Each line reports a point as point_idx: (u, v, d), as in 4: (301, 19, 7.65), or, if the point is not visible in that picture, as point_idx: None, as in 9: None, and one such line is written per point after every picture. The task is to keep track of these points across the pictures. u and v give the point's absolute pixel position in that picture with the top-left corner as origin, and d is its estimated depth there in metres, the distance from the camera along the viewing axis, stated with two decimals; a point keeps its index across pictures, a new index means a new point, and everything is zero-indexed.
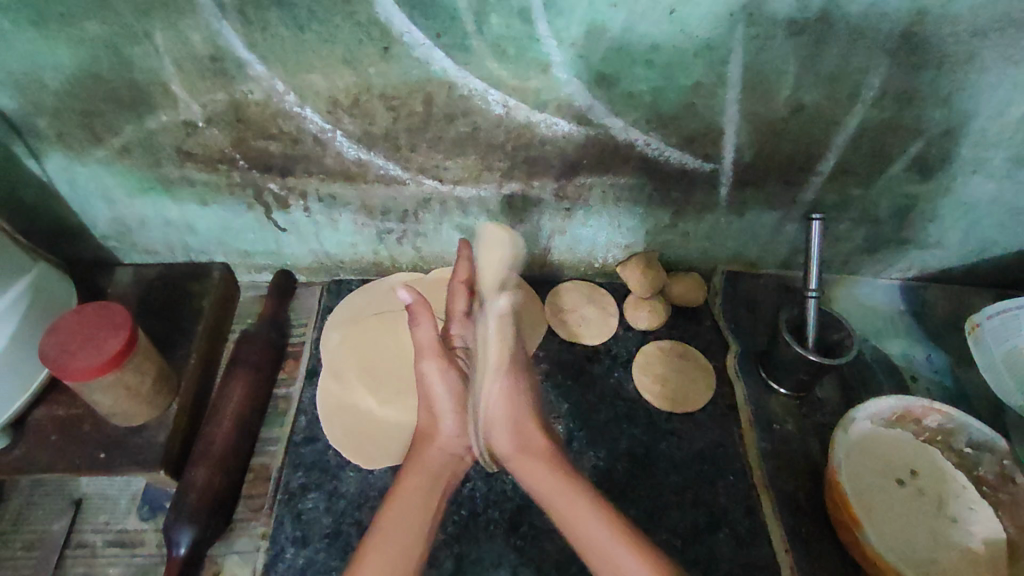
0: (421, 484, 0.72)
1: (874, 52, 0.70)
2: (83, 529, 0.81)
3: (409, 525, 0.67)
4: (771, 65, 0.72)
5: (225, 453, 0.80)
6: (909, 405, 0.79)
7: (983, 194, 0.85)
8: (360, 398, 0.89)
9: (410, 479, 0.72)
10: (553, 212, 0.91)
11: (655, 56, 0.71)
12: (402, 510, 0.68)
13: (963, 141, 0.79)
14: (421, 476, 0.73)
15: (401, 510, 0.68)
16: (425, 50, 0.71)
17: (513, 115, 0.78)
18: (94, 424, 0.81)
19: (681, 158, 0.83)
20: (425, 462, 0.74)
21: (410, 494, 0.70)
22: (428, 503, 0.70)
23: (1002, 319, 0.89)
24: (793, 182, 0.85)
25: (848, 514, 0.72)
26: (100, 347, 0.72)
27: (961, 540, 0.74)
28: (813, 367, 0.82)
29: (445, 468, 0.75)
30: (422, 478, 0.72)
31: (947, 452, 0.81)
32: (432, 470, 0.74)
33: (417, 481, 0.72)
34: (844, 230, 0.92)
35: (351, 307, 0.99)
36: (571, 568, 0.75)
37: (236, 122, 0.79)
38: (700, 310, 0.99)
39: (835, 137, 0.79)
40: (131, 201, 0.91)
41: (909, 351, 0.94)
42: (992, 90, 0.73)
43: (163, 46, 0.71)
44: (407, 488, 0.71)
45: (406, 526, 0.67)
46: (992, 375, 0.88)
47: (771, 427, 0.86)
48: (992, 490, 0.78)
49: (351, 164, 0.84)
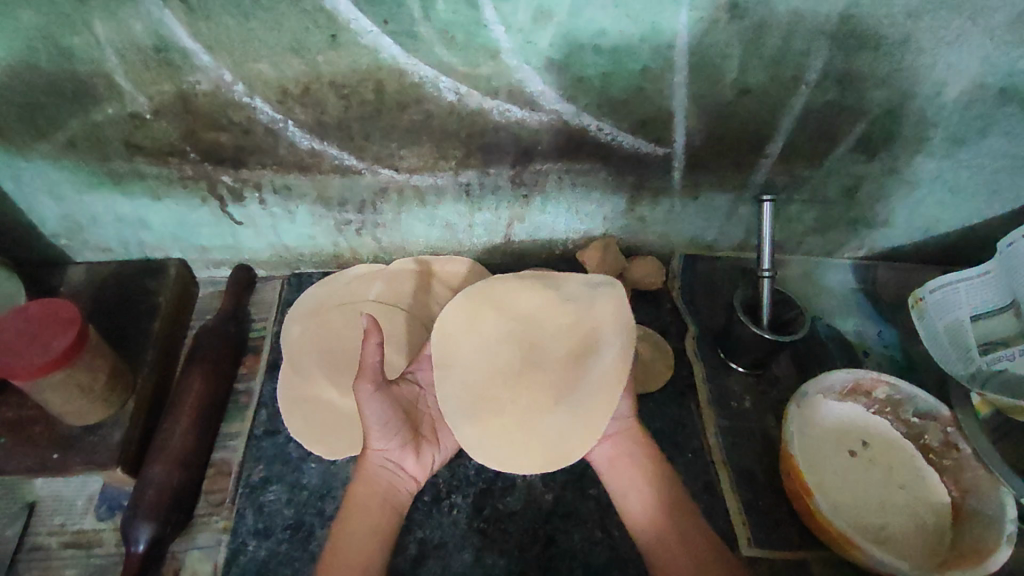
0: (366, 493, 0.68)
1: (814, 36, 0.72)
2: (38, 532, 0.80)
3: (364, 551, 0.64)
4: (716, 49, 0.73)
5: (183, 449, 0.79)
6: (858, 377, 0.82)
7: (925, 173, 0.88)
8: (323, 390, 0.86)
9: (361, 493, 0.68)
10: (511, 199, 0.92)
11: (602, 41, 0.72)
12: (356, 529, 0.66)
13: (904, 121, 0.81)
14: (366, 490, 0.68)
15: (353, 526, 0.66)
16: (372, 38, 0.71)
17: (465, 102, 0.78)
18: (47, 426, 0.80)
19: (634, 142, 0.84)
20: (366, 476, 0.69)
21: (357, 513, 0.67)
22: (373, 521, 0.66)
23: (943, 293, 0.91)
24: (744, 164, 0.87)
25: (799, 481, 0.74)
26: (48, 346, 0.70)
27: (909, 505, 0.76)
28: (768, 346, 0.84)
29: (386, 479, 0.70)
30: (366, 492, 0.68)
31: (895, 421, 0.83)
32: (373, 482, 0.69)
33: (363, 492, 0.68)
34: (796, 212, 0.95)
35: (314, 299, 0.96)
36: (534, 547, 0.76)
37: (185, 114, 0.78)
38: (660, 294, 1.00)
39: (782, 120, 0.81)
40: (80, 197, 0.89)
41: (862, 328, 0.97)
42: (928, 70, 0.75)
43: (105, 35, 0.70)
44: (358, 505, 0.67)
45: (363, 551, 0.64)
46: (934, 347, 0.90)
47: (729, 404, 0.89)
48: (937, 457, 0.81)
49: (305, 155, 0.84)
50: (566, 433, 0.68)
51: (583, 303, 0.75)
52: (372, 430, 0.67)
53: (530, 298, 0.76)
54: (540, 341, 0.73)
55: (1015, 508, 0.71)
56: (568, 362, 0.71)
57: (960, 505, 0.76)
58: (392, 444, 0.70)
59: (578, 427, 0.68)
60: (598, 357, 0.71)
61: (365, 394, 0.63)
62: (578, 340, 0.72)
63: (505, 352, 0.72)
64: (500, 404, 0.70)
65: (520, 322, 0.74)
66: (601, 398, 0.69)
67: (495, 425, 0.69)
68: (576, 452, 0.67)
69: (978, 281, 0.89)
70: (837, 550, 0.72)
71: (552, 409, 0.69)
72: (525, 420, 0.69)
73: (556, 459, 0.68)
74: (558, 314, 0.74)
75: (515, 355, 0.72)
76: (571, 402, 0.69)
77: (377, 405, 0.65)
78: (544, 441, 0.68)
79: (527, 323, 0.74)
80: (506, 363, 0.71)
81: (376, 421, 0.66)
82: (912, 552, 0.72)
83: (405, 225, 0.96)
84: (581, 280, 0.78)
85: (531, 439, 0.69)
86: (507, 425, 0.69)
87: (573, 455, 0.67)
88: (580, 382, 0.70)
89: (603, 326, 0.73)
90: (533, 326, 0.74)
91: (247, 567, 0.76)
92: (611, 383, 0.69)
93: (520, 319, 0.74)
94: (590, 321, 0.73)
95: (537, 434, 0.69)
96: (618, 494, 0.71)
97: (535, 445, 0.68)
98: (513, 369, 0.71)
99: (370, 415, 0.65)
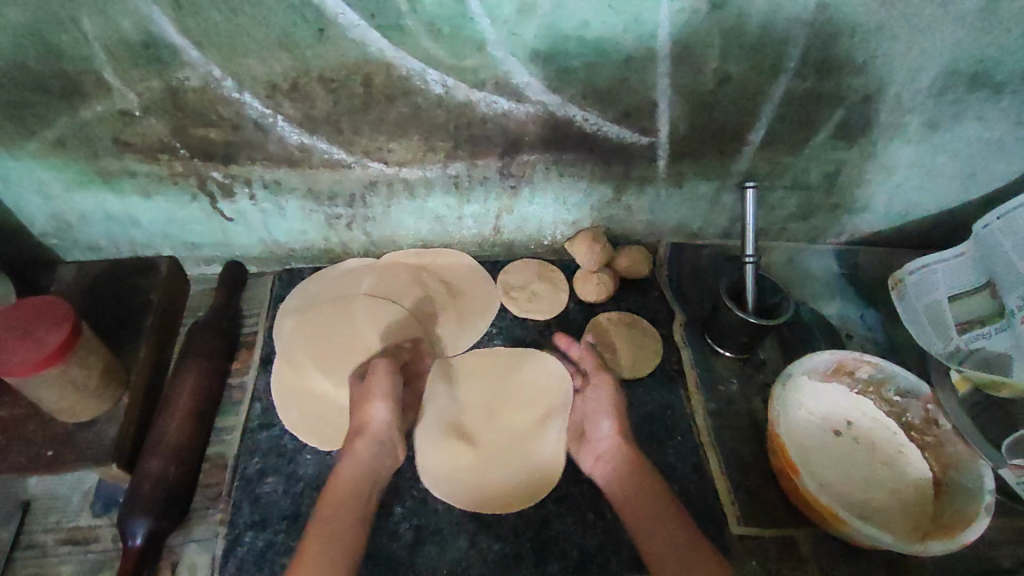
0: (356, 475, 0.73)
1: (792, 24, 0.74)
2: (34, 530, 0.80)
3: (344, 524, 0.68)
4: (697, 39, 0.75)
5: (179, 443, 0.80)
6: (841, 358, 0.84)
7: (902, 158, 0.90)
8: (317, 382, 0.88)
9: (345, 470, 0.73)
10: (499, 191, 0.93)
11: (586, 33, 0.73)
12: (339, 509, 0.69)
13: (881, 107, 0.83)
14: (358, 471, 0.73)
15: (338, 507, 0.70)
16: (359, 32, 0.72)
17: (453, 94, 0.79)
18: (40, 423, 0.80)
19: (619, 132, 0.85)
20: (356, 457, 0.74)
21: (338, 492, 0.71)
22: (352, 501, 0.70)
23: (921, 274, 0.94)
24: (727, 152, 0.89)
25: (786, 460, 0.76)
26: (41, 342, 0.70)
27: (893, 481, 0.78)
28: (753, 330, 0.86)
29: (377, 462, 0.75)
30: (353, 474, 0.73)
31: (879, 401, 0.85)
32: (364, 464, 0.74)
33: (353, 473, 0.73)
34: (778, 198, 0.97)
35: (304, 294, 0.99)
36: (528, 531, 0.77)
37: (174, 110, 0.79)
38: (647, 282, 1.02)
39: (762, 108, 0.83)
40: (69, 195, 0.89)
41: (845, 311, 0.99)
42: (902, 57, 0.77)
43: (92, 32, 0.70)
44: (340, 483, 0.72)
45: (339, 526, 0.68)
46: (915, 328, 0.93)
47: (716, 388, 0.90)
48: (919, 434, 0.82)
49: (294, 150, 0.84)
50: (510, 488, 0.80)
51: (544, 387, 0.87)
52: (375, 401, 0.77)
53: (501, 370, 0.90)
54: (505, 417, 0.84)
55: (994, 479, 0.73)
56: (527, 435, 0.83)
57: (942, 480, 0.78)
58: (391, 423, 0.77)
59: (519, 488, 0.80)
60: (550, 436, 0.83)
61: (380, 370, 0.80)
62: (535, 421, 0.84)
63: (475, 418, 0.84)
64: (467, 453, 0.81)
65: (493, 393, 0.87)
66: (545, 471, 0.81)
67: (459, 468, 0.81)
68: (514, 503, 0.79)
69: (955, 263, 0.91)
70: (823, 525, 0.74)
71: (507, 467, 0.81)
72: (482, 471, 0.81)
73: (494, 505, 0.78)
74: (524, 392, 0.87)
75: (481, 422, 0.84)
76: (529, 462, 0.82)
77: (388, 383, 0.79)
78: (490, 488, 0.80)
79: (497, 399, 0.86)
80: (477, 426, 0.84)
81: (382, 392, 0.78)
82: (899, 525, 0.74)
83: (395, 219, 0.97)
84: (545, 367, 0.89)
85: (477, 483, 0.80)
86: (472, 466, 0.81)
87: (505, 507, 0.78)
88: (532, 453, 0.82)
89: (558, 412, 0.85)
90: (502, 402, 0.86)
91: (245, 558, 0.76)
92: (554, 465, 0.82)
93: (494, 385, 0.88)
94: (552, 402, 0.86)
95: (489, 480, 0.80)
96: (622, 501, 0.73)
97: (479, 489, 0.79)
98: (479, 431, 0.83)
99: (379, 383, 0.79)
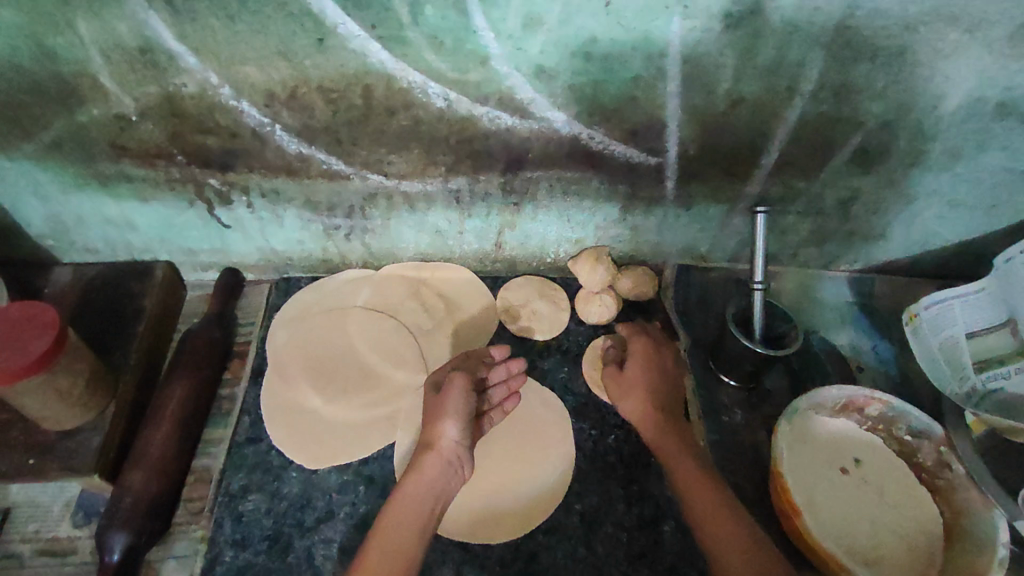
0: (420, 492, 0.68)
1: (809, 46, 0.70)
2: (12, 539, 0.78)
3: (408, 531, 0.65)
4: (709, 59, 0.72)
5: (164, 456, 0.78)
6: (851, 394, 0.80)
7: (922, 187, 0.86)
8: (307, 397, 0.87)
9: (410, 483, 0.69)
10: (501, 207, 0.91)
11: (593, 49, 0.71)
12: (399, 523, 0.65)
13: (900, 134, 0.80)
14: (421, 489, 0.69)
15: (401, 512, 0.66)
16: (360, 42, 0.69)
17: (455, 108, 0.77)
18: (24, 430, 0.79)
19: (626, 152, 0.83)
20: (424, 473, 0.70)
21: (405, 502, 0.67)
22: (419, 513, 0.67)
23: (938, 310, 0.89)
24: (738, 175, 0.86)
25: (787, 503, 0.72)
26: (26, 348, 0.68)
27: (902, 527, 0.75)
28: (758, 360, 0.82)
29: (443, 482, 0.70)
30: (419, 488, 0.69)
31: (890, 440, 0.81)
32: (430, 480, 0.70)
33: (418, 490, 0.68)
34: (791, 223, 0.93)
35: (299, 304, 0.97)
36: (516, 564, 0.74)
37: (171, 116, 0.77)
38: (652, 304, 0.99)
39: (776, 131, 0.80)
40: (65, 198, 0.88)
41: (858, 343, 0.95)
42: (924, 83, 0.74)
43: (89, 35, 0.69)
44: (407, 493, 0.68)
45: (403, 536, 0.64)
46: (929, 366, 0.88)
47: (720, 419, 0.87)
48: (930, 476, 0.79)
49: (293, 159, 0.83)
50: (500, 517, 0.77)
51: (543, 416, 0.85)
52: (448, 420, 0.73)
53: None
54: (500, 444, 0.82)
55: (1008, 530, 0.69)
56: (520, 465, 0.81)
57: (953, 527, 0.74)
58: (461, 444, 0.73)
59: (508, 518, 0.77)
60: (545, 469, 0.81)
61: (456, 386, 0.76)
62: (532, 451, 0.82)
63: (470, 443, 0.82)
64: None
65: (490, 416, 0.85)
66: (536, 502, 0.79)
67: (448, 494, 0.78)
68: (501, 533, 0.76)
69: (973, 299, 0.87)
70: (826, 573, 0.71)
71: (498, 495, 0.79)
72: (472, 498, 0.78)
73: (481, 535, 0.76)
74: (520, 418, 0.85)
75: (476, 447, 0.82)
76: (521, 492, 0.79)
77: (460, 402, 0.75)
78: (478, 515, 0.77)
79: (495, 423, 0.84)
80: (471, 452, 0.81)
81: (454, 411, 0.74)
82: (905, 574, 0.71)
83: (395, 231, 0.95)
84: (542, 395, 0.88)
85: (465, 509, 0.77)
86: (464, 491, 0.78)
87: (494, 538, 0.76)
88: (525, 484, 0.80)
89: (555, 444, 0.83)
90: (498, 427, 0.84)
91: None
92: (546, 498, 0.79)
93: None
94: (550, 434, 0.84)
95: (479, 507, 0.78)
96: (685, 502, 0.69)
97: (469, 516, 0.77)
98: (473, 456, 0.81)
99: (452, 401, 0.74)
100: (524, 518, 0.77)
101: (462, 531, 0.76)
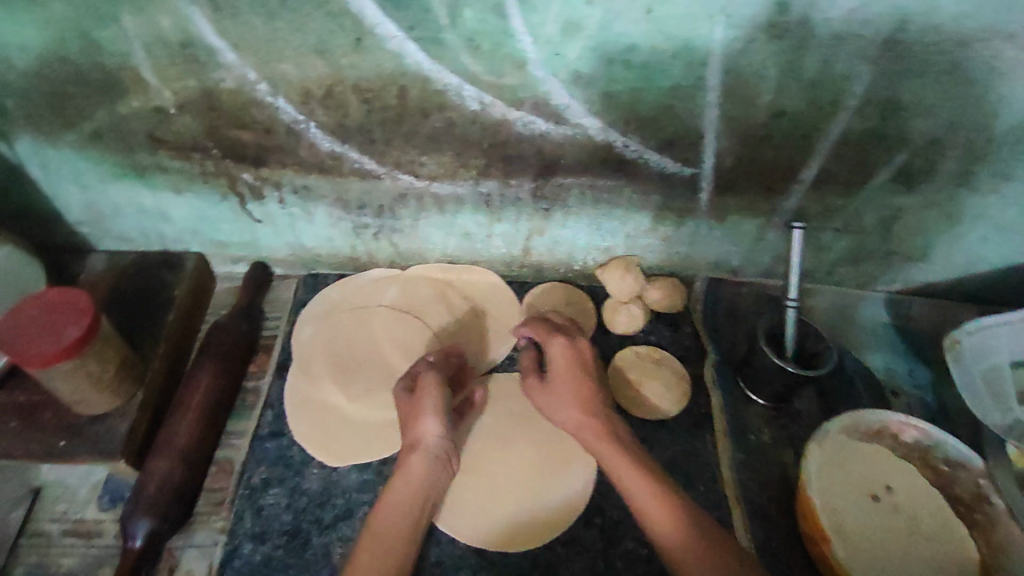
0: (408, 490, 0.69)
1: (857, 60, 0.68)
2: (40, 518, 0.80)
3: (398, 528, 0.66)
4: (751, 69, 0.70)
5: (188, 445, 0.79)
6: (885, 418, 0.77)
7: (969, 208, 0.83)
8: (331, 394, 0.87)
9: (396, 484, 0.69)
10: (530, 212, 0.90)
11: (632, 56, 0.69)
12: (386, 525, 0.65)
13: (950, 153, 0.77)
14: (409, 488, 0.69)
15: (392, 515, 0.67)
16: (397, 43, 0.69)
17: (489, 111, 0.76)
18: (56, 413, 0.80)
19: (661, 162, 0.81)
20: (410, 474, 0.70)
21: (392, 503, 0.68)
22: (408, 513, 0.67)
23: (981, 337, 0.85)
24: (776, 190, 0.84)
25: (816, 529, 0.70)
26: (59, 335, 0.70)
27: (936, 560, 0.72)
28: (788, 379, 0.80)
29: (431, 480, 0.71)
30: (408, 489, 0.69)
31: (925, 468, 0.78)
32: (416, 480, 0.70)
33: (404, 491, 0.69)
34: (828, 240, 0.91)
35: (325, 301, 0.97)
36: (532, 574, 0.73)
37: (209, 111, 0.78)
38: (680, 316, 0.97)
39: (818, 145, 0.78)
40: (104, 187, 0.90)
41: (891, 365, 0.93)
42: (978, 100, 0.71)
43: (132, 29, 0.70)
44: (393, 493, 0.69)
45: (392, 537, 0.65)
46: (970, 393, 0.83)
47: (747, 437, 0.85)
48: (967, 509, 0.76)
49: (325, 157, 0.83)
50: (519, 524, 0.76)
51: None
52: (427, 416, 0.73)
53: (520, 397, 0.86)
54: (522, 451, 0.81)
55: None
56: (542, 473, 0.80)
57: (989, 564, 0.71)
58: (445, 437, 0.73)
59: (528, 527, 0.76)
60: (566, 477, 0.80)
61: (429, 382, 0.76)
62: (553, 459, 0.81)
63: (492, 448, 0.81)
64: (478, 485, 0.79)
65: (512, 423, 0.84)
66: (556, 511, 0.78)
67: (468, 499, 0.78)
68: (521, 541, 0.75)
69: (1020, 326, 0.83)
70: None
71: (518, 502, 0.78)
72: (492, 504, 0.78)
73: (500, 542, 0.75)
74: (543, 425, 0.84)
75: (497, 453, 0.81)
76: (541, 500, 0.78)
77: (434, 398, 0.75)
78: (497, 522, 0.77)
79: (516, 430, 0.83)
80: (492, 458, 0.81)
81: (430, 406, 0.74)
82: None
83: (423, 233, 0.94)
84: None
85: (485, 516, 0.77)
86: (484, 498, 0.78)
87: (512, 546, 0.75)
88: (546, 492, 0.79)
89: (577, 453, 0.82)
90: (519, 433, 0.83)
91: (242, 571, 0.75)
92: (567, 507, 0.78)
93: (512, 414, 0.85)
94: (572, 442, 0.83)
95: (499, 514, 0.77)
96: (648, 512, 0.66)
97: (488, 523, 0.76)
98: (494, 463, 0.80)
99: (428, 397, 0.75)
100: (545, 526, 0.76)
101: (481, 538, 0.75)
